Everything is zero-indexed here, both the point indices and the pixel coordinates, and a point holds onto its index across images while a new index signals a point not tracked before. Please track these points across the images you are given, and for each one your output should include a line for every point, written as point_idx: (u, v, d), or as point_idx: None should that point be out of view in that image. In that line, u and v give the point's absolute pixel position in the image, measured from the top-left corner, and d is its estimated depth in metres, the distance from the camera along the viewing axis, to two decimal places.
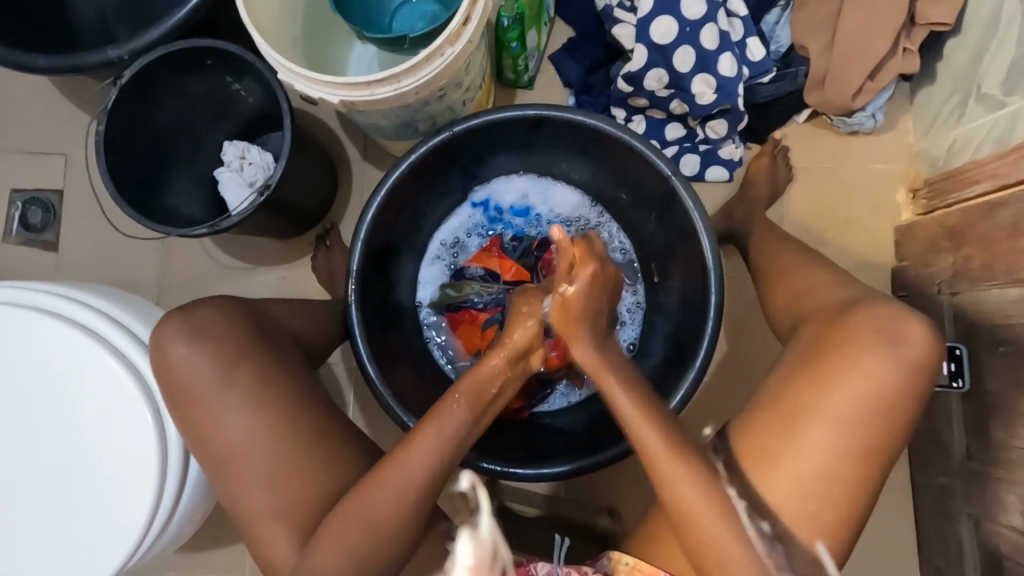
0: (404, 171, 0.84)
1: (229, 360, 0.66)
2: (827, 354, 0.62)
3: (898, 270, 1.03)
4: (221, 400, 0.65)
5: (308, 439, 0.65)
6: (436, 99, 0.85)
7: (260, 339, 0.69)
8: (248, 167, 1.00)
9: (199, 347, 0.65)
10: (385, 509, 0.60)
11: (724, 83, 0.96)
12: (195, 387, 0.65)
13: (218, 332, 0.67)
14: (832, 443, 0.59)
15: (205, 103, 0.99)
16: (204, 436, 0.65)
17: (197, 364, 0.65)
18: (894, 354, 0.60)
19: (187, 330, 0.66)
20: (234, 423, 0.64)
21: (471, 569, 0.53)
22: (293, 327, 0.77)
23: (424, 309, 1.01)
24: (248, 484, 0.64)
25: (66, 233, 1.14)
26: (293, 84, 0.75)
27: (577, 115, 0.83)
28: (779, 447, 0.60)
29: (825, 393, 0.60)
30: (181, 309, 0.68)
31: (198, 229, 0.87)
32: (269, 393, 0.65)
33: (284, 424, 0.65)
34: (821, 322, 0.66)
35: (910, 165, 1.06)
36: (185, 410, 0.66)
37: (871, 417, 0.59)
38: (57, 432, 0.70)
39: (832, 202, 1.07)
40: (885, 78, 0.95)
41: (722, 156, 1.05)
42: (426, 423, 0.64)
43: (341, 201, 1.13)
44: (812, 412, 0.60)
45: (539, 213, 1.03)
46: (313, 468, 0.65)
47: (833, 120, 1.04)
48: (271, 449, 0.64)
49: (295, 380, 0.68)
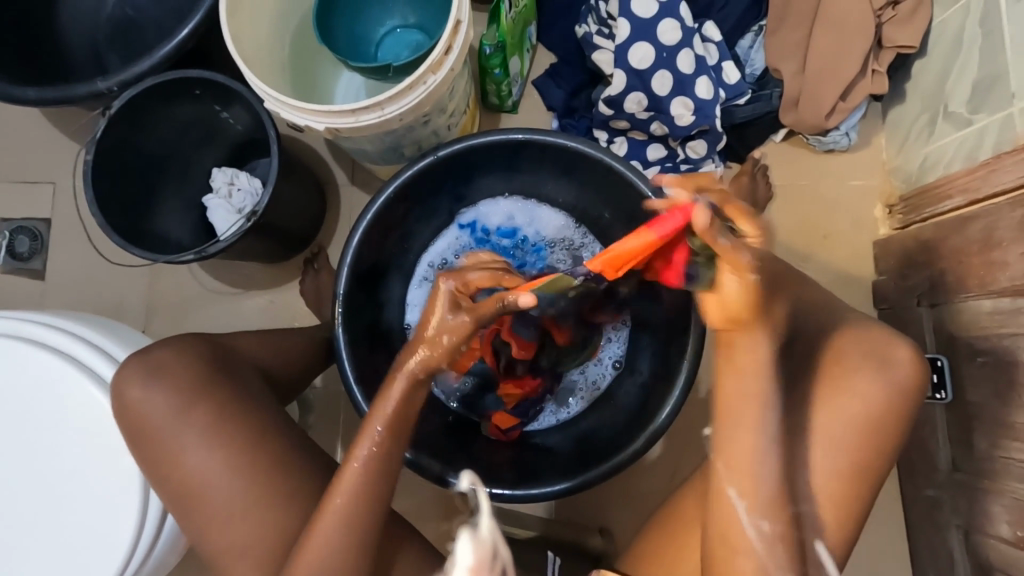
0: (390, 194, 0.86)
1: (187, 398, 0.65)
2: (816, 375, 0.64)
3: (877, 285, 1.05)
4: (180, 439, 0.64)
5: (278, 473, 0.65)
6: (420, 125, 0.87)
7: (222, 373, 0.68)
8: (237, 193, 1.02)
9: (158, 386, 0.65)
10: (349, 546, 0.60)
11: (701, 105, 0.99)
12: (154, 427, 0.65)
13: (175, 371, 0.66)
14: (824, 463, 0.61)
15: (194, 131, 1.00)
16: (167, 476, 0.65)
17: (156, 405, 0.65)
18: (881, 375, 0.61)
19: (144, 374, 0.66)
20: (196, 461, 0.64)
21: (471, 568, 0.51)
22: (260, 358, 0.76)
23: (412, 332, 1.01)
24: (213, 519, 0.64)
25: (53, 261, 1.14)
26: (280, 112, 0.76)
27: (559, 137, 0.86)
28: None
29: (816, 414, 0.62)
30: (138, 354, 0.67)
31: (186, 255, 0.88)
32: (233, 432, 0.65)
33: (251, 461, 0.64)
34: (806, 342, 0.67)
35: (885, 182, 1.08)
36: (146, 451, 0.65)
37: (863, 435, 0.61)
38: (35, 463, 0.69)
39: (811, 219, 1.09)
40: (856, 98, 0.98)
41: (705, 175, 1.06)
42: (358, 450, 0.61)
43: (329, 224, 1.14)
44: (801, 434, 0.62)
45: (525, 234, 1.05)
46: (297, 495, 0.64)
47: (808, 139, 1.07)
48: (237, 485, 0.64)
49: (259, 417, 0.67)
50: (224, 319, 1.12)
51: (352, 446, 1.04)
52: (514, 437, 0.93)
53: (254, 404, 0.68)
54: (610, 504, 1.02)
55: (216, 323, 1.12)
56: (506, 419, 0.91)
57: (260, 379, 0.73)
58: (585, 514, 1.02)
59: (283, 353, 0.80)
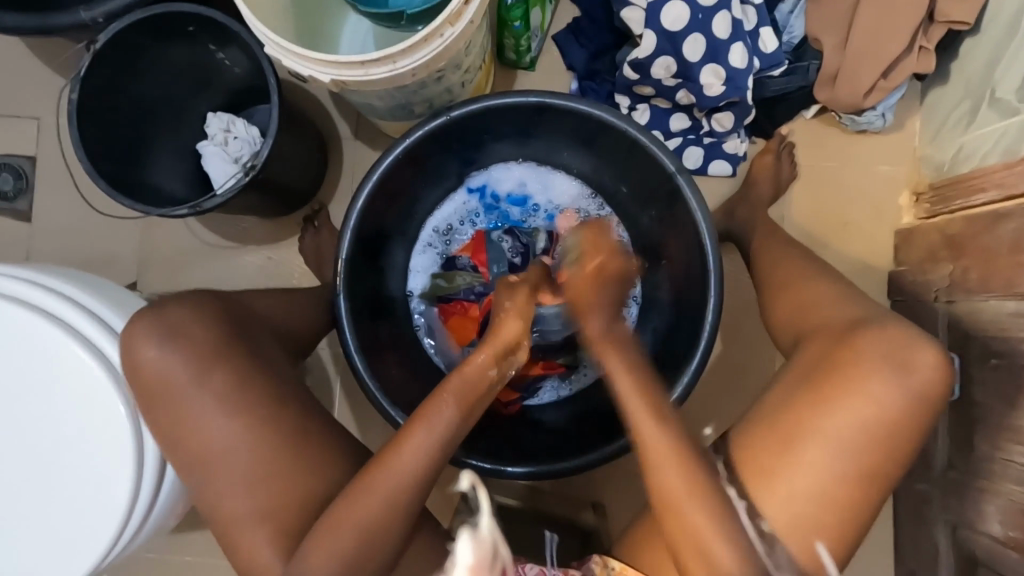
0: (397, 156, 0.81)
1: (204, 363, 0.63)
2: (832, 374, 0.61)
3: (894, 276, 1.02)
4: (198, 406, 0.62)
5: (297, 437, 0.63)
6: (432, 81, 0.80)
7: (238, 341, 0.65)
8: (233, 142, 0.96)
9: (169, 351, 0.63)
10: (377, 513, 0.59)
11: (733, 75, 0.93)
12: (168, 391, 0.62)
13: (191, 334, 0.63)
14: (831, 465, 0.59)
15: (185, 73, 0.93)
16: (179, 442, 0.63)
17: (174, 368, 0.63)
18: (903, 380, 0.59)
19: (158, 334, 0.63)
20: (208, 430, 0.62)
21: (471, 567, 0.50)
22: (274, 322, 0.74)
23: (415, 300, 0.99)
24: (228, 486, 0.62)
25: (41, 202, 1.09)
26: (281, 59, 0.70)
27: (579, 104, 0.80)
28: (777, 465, 0.60)
29: (827, 415, 0.59)
30: (154, 309, 0.64)
31: (181, 210, 0.83)
32: (248, 400, 0.63)
33: (267, 425, 0.63)
34: (826, 340, 0.64)
35: (914, 168, 1.04)
36: (156, 414, 0.63)
37: (874, 437, 0.59)
38: (28, 423, 0.67)
39: (835, 203, 1.05)
40: (898, 77, 0.92)
41: (727, 150, 1.02)
42: (416, 424, 0.62)
43: (330, 180, 1.08)
44: (812, 433, 0.59)
45: (536, 202, 1.00)
46: (299, 471, 0.62)
47: (841, 118, 1.01)
48: (250, 456, 0.62)
49: (275, 383, 0.65)
50: (221, 274, 1.08)
51: (350, 410, 1.03)
52: (514, 411, 0.92)
53: (271, 366, 0.66)
54: (605, 480, 1.02)
55: (213, 278, 1.08)
56: (508, 393, 0.91)
57: (275, 343, 0.71)
58: (581, 489, 1.02)
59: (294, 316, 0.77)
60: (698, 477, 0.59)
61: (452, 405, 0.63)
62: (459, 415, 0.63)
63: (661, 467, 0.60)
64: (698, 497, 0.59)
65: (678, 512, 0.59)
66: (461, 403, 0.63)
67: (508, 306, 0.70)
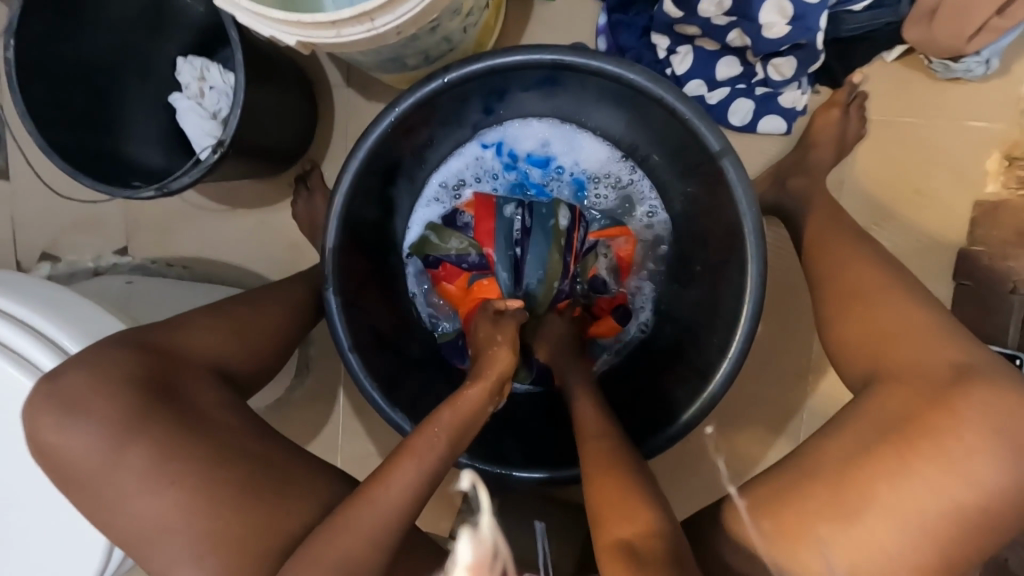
0: (388, 127, 0.69)
1: (119, 433, 0.53)
2: (919, 440, 0.51)
3: (966, 256, 0.88)
4: (118, 484, 0.53)
5: (253, 498, 0.53)
6: (426, 33, 0.66)
7: (159, 397, 0.54)
8: (209, 92, 0.84)
9: (80, 423, 0.53)
10: (354, 559, 0.52)
11: (802, 11, 0.74)
12: (84, 469, 0.53)
13: (95, 402, 0.53)
14: (895, 545, 0.50)
15: (143, 14, 0.80)
16: (112, 521, 0.54)
17: (79, 447, 0.53)
18: (1009, 462, 0.50)
19: (54, 411, 0.53)
20: (140, 507, 0.53)
21: (471, 567, 0.54)
22: (222, 352, 0.60)
23: (412, 259, 0.87)
24: (178, 562, 0.52)
25: (17, 159, 1.01)
26: (237, 18, 0.56)
27: (605, 61, 0.65)
28: (837, 539, 0.51)
29: (906, 488, 0.50)
30: (47, 376, 0.54)
31: (145, 190, 0.73)
32: (181, 464, 0.53)
33: (201, 494, 0.52)
34: (914, 389, 0.53)
35: (1013, 125, 0.86)
36: (78, 492, 0.54)
37: (957, 523, 0.50)
38: None
39: (908, 167, 0.88)
40: (1017, 13, 0.72)
41: (783, 104, 0.85)
42: (403, 456, 0.58)
43: (322, 136, 0.96)
44: (883, 508, 0.51)
45: (561, 164, 0.87)
46: (257, 532, 0.52)
47: (932, 63, 0.82)
48: (196, 528, 0.52)
49: (213, 437, 0.55)
50: (214, 237, 1.01)
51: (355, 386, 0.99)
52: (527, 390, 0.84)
53: (204, 414, 0.56)
54: None
55: (206, 243, 1.01)
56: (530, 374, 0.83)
57: (219, 380, 0.59)
58: None
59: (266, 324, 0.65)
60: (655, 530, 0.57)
61: (443, 434, 0.60)
62: (448, 447, 0.60)
63: (613, 502, 0.59)
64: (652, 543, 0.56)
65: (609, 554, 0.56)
66: (451, 435, 0.60)
67: (500, 342, 0.68)
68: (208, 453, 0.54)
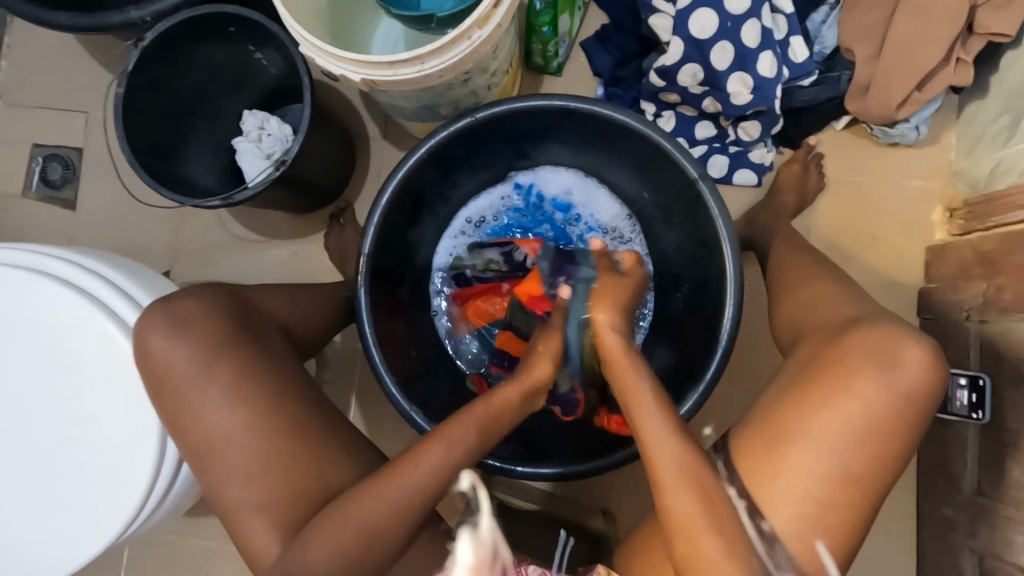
0: (422, 155, 0.82)
1: (210, 354, 0.65)
2: (820, 372, 0.61)
3: (923, 293, 0.99)
4: (202, 394, 0.64)
5: (302, 432, 0.65)
6: (459, 84, 0.82)
7: (245, 332, 0.67)
8: (266, 139, 0.99)
9: (181, 339, 0.65)
10: (377, 501, 0.61)
11: (761, 84, 0.92)
12: (178, 380, 0.65)
13: (199, 323, 0.66)
14: (819, 467, 0.58)
15: (226, 72, 0.98)
16: (187, 428, 0.65)
17: (178, 356, 0.65)
18: (887, 376, 0.59)
19: (166, 324, 0.65)
20: (214, 417, 0.64)
21: (471, 569, 0.45)
22: (281, 321, 0.74)
23: (438, 275, 0.99)
24: (229, 476, 0.64)
25: (84, 192, 1.14)
26: (315, 59, 0.72)
27: (602, 108, 0.80)
28: (763, 463, 0.59)
29: (815, 413, 0.59)
30: (162, 302, 0.67)
31: (213, 200, 0.87)
32: (253, 388, 0.65)
33: (267, 418, 0.64)
34: (819, 342, 0.65)
35: (948, 184, 1.01)
36: (165, 401, 0.65)
37: (857, 438, 0.58)
38: (53, 406, 0.71)
39: (863, 216, 1.02)
40: (933, 89, 0.90)
41: (752, 160, 1.01)
42: (429, 440, 0.64)
43: (357, 178, 1.11)
44: (801, 432, 0.59)
45: (579, 214, 0.99)
46: (297, 462, 0.64)
47: (873, 131, 0.99)
48: (253, 446, 0.64)
49: (278, 372, 0.67)
50: (249, 266, 1.11)
51: (364, 405, 1.04)
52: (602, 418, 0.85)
53: (274, 356, 0.68)
54: (616, 486, 1.00)
55: (241, 269, 1.11)
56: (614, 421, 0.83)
57: (282, 338, 0.72)
58: (582, 494, 1.01)
59: (305, 314, 0.78)
60: (705, 488, 0.58)
61: (472, 425, 0.66)
62: (478, 433, 0.66)
63: (680, 502, 0.58)
64: (708, 506, 0.58)
65: (688, 520, 0.58)
66: (479, 424, 0.66)
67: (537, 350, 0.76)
68: (275, 384, 0.66)
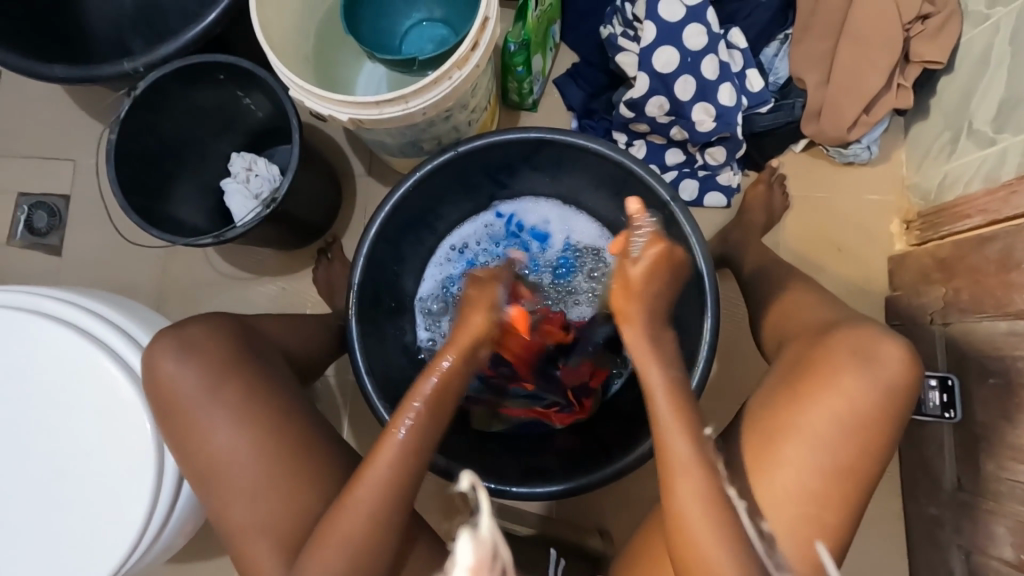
0: (408, 188, 0.85)
1: (216, 377, 0.66)
2: (810, 375, 0.63)
3: (891, 300, 1.04)
4: (207, 416, 0.65)
5: (306, 452, 0.66)
6: (441, 121, 0.87)
7: (250, 357, 0.69)
8: (254, 180, 1.02)
9: (189, 361, 0.66)
10: (375, 520, 0.61)
11: (722, 112, 0.99)
12: (184, 400, 0.65)
13: (206, 347, 0.67)
14: (813, 461, 0.60)
15: (214, 117, 1.01)
16: (194, 454, 0.65)
17: (186, 380, 0.66)
18: (870, 374, 0.61)
19: (174, 347, 0.67)
20: (220, 441, 0.64)
21: (471, 569, 0.46)
22: (284, 345, 0.77)
23: (421, 303, 1.02)
24: (236, 496, 0.64)
25: (70, 237, 1.15)
26: (304, 101, 0.76)
27: (577, 138, 0.85)
28: (765, 463, 0.61)
29: (807, 413, 0.61)
30: (172, 326, 0.69)
31: (204, 239, 0.89)
32: (256, 412, 0.66)
33: (271, 441, 0.65)
34: (804, 342, 0.68)
35: (903, 198, 1.07)
36: (172, 425, 0.66)
37: (850, 438, 0.60)
38: (44, 447, 0.70)
39: (827, 230, 1.08)
40: (879, 112, 0.98)
41: (720, 182, 1.07)
42: (385, 441, 0.63)
43: (344, 214, 1.14)
44: (794, 432, 0.61)
45: (556, 239, 1.03)
46: (293, 493, 0.64)
47: (829, 151, 1.06)
48: (257, 469, 0.64)
49: (280, 394, 0.68)
50: (237, 304, 1.12)
51: (355, 437, 1.04)
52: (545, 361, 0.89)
53: (278, 380, 0.70)
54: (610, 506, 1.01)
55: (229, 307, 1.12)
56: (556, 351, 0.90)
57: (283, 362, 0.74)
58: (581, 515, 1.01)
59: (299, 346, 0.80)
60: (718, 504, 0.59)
61: (420, 407, 0.63)
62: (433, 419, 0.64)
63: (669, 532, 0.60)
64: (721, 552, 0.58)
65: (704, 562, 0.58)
66: (428, 405, 0.63)
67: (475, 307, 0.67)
68: (286, 402, 0.68)
